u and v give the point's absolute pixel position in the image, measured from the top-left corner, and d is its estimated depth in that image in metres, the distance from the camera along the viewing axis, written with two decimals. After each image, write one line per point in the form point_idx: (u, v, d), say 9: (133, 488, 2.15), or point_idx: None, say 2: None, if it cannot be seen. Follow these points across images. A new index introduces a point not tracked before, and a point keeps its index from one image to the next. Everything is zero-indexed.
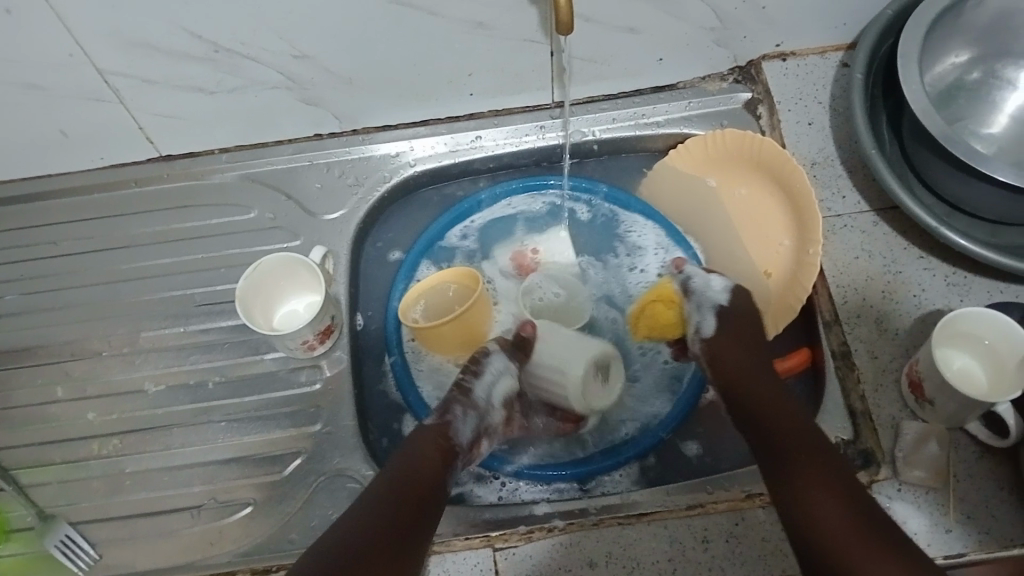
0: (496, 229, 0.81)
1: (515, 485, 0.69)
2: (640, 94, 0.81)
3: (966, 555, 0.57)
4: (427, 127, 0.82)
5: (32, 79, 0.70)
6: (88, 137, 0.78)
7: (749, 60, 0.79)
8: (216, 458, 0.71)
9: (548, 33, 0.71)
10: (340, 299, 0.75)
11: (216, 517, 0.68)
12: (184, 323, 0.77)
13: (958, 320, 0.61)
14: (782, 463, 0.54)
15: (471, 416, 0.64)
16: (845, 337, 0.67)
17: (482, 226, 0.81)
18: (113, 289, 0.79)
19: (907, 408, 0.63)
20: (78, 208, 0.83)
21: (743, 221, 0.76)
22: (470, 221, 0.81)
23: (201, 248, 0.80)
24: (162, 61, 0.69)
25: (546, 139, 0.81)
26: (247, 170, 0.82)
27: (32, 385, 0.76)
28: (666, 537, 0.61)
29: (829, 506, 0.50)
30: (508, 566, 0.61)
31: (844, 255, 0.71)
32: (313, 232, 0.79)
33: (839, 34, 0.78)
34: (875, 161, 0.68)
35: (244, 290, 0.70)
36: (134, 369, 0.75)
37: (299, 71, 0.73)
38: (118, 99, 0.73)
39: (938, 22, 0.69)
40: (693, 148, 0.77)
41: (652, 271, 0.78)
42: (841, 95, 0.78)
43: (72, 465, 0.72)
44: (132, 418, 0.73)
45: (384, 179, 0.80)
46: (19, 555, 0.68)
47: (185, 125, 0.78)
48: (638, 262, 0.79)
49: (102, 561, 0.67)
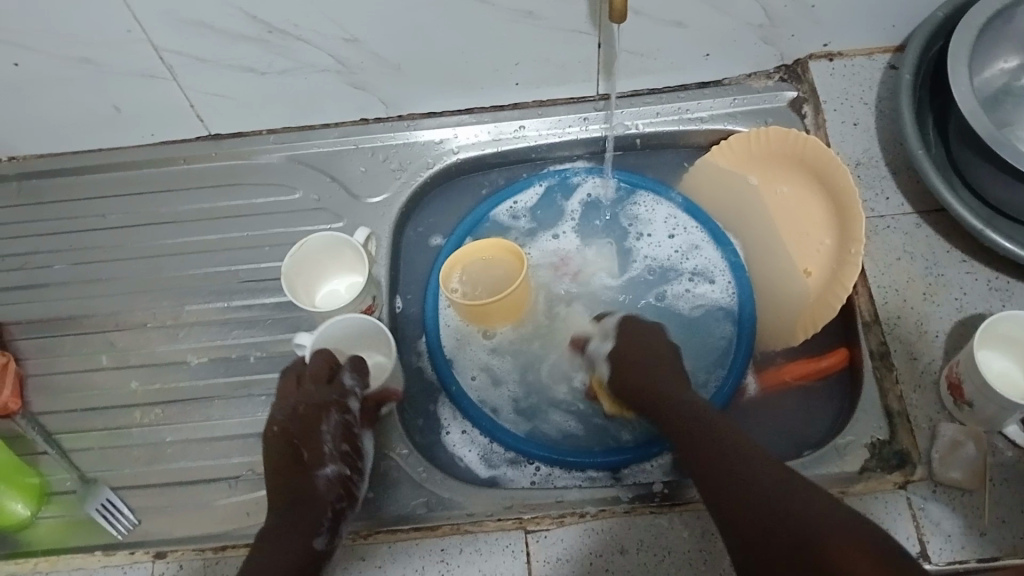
0: (543, 207, 0.82)
1: (548, 471, 0.70)
2: (684, 89, 0.81)
3: (999, 559, 0.57)
4: (472, 115, 0.83)
5: (91, 54, 0.72)
6: (140, 113, 0.80)
7: (795, 59, 0.80)
8: (254, 431, 0.72)
9: (597, 25, 0.71)
10: (381, 280, 0.76)
11: (252, 489, 0.69)
12: (227, 299, 0.78)
13: (1001, 323, 0.61)
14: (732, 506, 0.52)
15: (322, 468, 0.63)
16: (884, 337, 0.67)
17: (530, 205, 0.82)
18: (159, 263, 0.81)
19: (944, 410, 0.63)
20: (125, 183, 0.85)
21: (784, 220, 0.76)
22: (514, 201, 0.81)
23: (246, 226, 0.82)
24: (218, 41, 0.71)
25: (589, 131, 0.81)
26: (293, 151, 0.84)
27: (77, 354, 0.77)
28: (698, 527, 0.61)
29: (773, 520, 0.49)
30: (539, 548, 0.61)
31: (885, 256, 0.71)
32: (356, 214, 0.80)
33: (887, 36, 0.78)
34: (920, 160, 0.68)
35: (295, 259, 0.72)
36: (177, 341, 0.77)
37: (349, 55, 0.74)
38: (172, 76, 0.75)
39: (990, 24, 0.69)
40: (736, 145, 0.77)
41: (683, 267, 0.78)
42: (887, 97, 0.78)
43: (113, 433, 0.73)
44: (174, 389, 0.75)
45: (427, 165, 0.81)
46: (58, 518, 0.69)
47: (234, 105, 0.80)
48: (668, 258, 0.79)
49: (140, 527, 0.68)
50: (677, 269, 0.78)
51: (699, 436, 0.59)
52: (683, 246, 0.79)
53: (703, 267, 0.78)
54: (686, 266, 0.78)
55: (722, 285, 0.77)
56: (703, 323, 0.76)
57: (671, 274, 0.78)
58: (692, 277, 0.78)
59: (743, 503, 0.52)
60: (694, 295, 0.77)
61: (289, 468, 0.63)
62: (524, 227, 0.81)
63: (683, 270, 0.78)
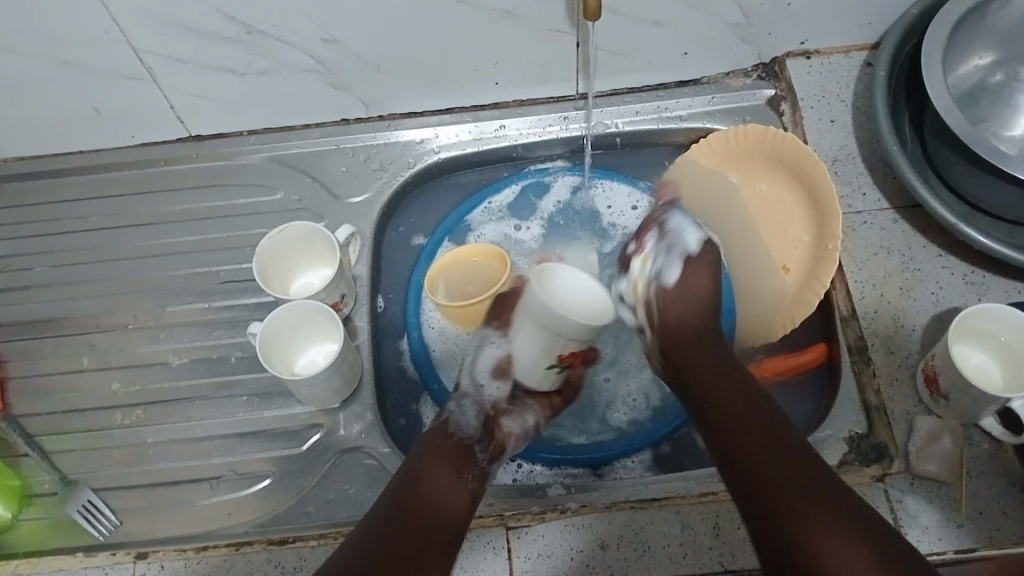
0: (516, 207, 0.82)
1: (530, 468, 0.70)
2: (663, 88, 0.82)
3: (976, 550, 0.57)
4: (452, 115, 0.83)
5: (71, 55, 0.72)
6: (121, 114, 0.80)
7: (773, 57, 0.80)
8: (235, 432, 0.72)
9: (575, 24, 0.72)
10: (362, 279, 0.77)
11: (234, 489, 0.69)
12: (208, 300, 0.78)
13: (975, 316, 0.61)
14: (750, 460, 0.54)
15: (467, 405, 0.66)
16: (862, 332, 0.68)
17: (506, 205, 0.81)
18: (141, 264, 0.81)
19: (921, 403, 0.64)
20: (108, 185, 0.85)
21: (762, 216, 0.76)
22: (490, 201, 0.81)
23: (227, 227, 0.82)
24: (197, 41, 0.71)
25: (569, 130, 0.82)
26: (274, 152, 0.84)
27: (58, 355, 0.77)
28: (678, 522, 0.61)
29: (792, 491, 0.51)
30: (520, 545, 0.61)
31: (862, 251, 0.72)
32: (338, 214, 0.80)
33: (863, 34, 0.79)
34: (895, 155, 0.69)
35: (273, 243, 0.72)
36: (158, 342, 0.77)
37: (329, 55, 0.74)
38: (152, 77, 0.75)
39: (963, 22, 0.70)
40: (716, 143, 0.77)
41: None
42: (863, 94, 0.79)
43: (95, 434, 0.73)
44: (154, 390, 0.75)
45: (408, 165, 0.82)
46: (39, 520, 0.69)
47: (215, 106, 0.80)
48: None
49: (121, 528, 0.68)
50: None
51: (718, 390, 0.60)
52: None
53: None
54: None
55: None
56: None
57: None
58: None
59: (745, 435, 0.55)
60: None
61: (429, 481, 0.59)
62: (495, 222, 0.80)
63: None
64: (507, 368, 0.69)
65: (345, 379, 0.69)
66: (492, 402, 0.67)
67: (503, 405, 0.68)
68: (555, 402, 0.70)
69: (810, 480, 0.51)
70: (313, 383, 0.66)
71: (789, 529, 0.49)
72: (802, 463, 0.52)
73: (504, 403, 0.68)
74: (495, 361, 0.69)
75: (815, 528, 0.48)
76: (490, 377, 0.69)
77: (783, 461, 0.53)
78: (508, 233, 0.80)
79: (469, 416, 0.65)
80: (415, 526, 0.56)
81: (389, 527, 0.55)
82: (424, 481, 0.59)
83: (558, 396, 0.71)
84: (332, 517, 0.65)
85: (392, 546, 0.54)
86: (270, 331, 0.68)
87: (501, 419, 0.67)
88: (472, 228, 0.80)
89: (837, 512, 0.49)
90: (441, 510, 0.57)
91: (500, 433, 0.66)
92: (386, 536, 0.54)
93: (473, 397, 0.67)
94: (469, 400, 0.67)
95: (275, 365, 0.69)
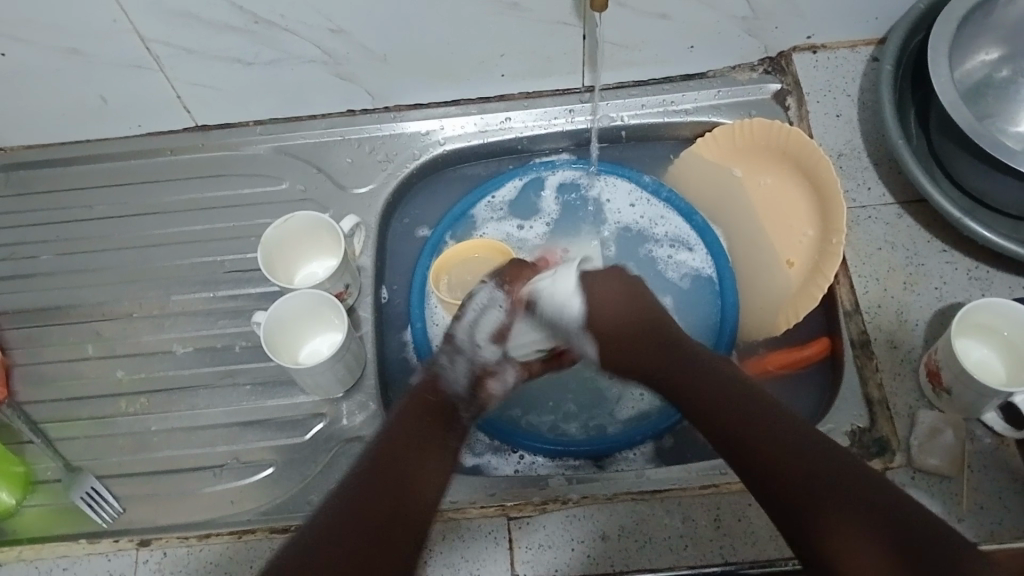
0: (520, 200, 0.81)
1: (531, 459, 0.71)
2: (669, 82, 0.82)
3: (977, 544, 0.57)
4: (458, 107, 0.83)
5: (78, 44, 0.72)
6: (127, 104, 0.80)
7: (780, 52, 0.80)
8: (238, 420, 0.72)
9: (581, 16, 0.72)
10: (366, 270, 0.77)
11: (237, 477, 0.69)
12: (213, 289, 0.79)
13: (978, 310, 0.61)
14: (760, 446, 0.50)
15: (459, 361, 0.66)
16: (865, 326, 0.68)
17: (508, 201, 0.81)
18: (146, 253, 0.81)
19: (923, 398, 0.64)
20: (114, 174, 0.85)
21: (767, 210, 0.76)
22: (492, 196, 0.80)
23: (232, 217, 0.82)
24: (203, 31, 0.71)
25: (574, 123, 0.82)
26: (279, 142, 0.84)
27: (63, 343, 0.77)
28: (679, 513, 0.61)
29: (813, 480, 0.47)
30: (522, 535, 0.62)
31: (866, 246, 0.72)
32: (343, 205, 0.80)
33: (870, 29, 0.78)
34: (900, 150, 0.69)
35: (278, 232, 0.72)
36: (163, 331, 0.77)
37: (335, 46, 0.74)
38: (159, 67, 0.75)
39: (971, 17, 0.70)
40: (720, 137, 0.77)
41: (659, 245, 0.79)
42: (869, 89, 0.79)
43: (99, 422, 0.74)
44: (158, 379, 0.75)
45: (413, 157, 0.82)
46: (44, 506, 0.69)
47: (221, 96, 0.80)
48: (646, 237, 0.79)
49: (125, 515, 0.69)
50: (654, 240, 0.79)
51: (701, 389, 0.57)
52: (662, 225, 0.79)
53: (676, 235, 0.78)
54: (660, 234, 0.79)
55: (701, 255, 0.77)
56: (694, 295, 0.76)
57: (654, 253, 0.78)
58: (670, 245, 0.78)
59: (749, 425, 0.52)
60: (675, 262, 0.78)
61: (402, 462, 0.56)
62: (497, 221, 0.80)
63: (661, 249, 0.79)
64: (506, 334, 0.68)
65: (349, 369, 0.69)
66: (483, 363, 0.66)
67: (490, 367, 0.67)
68: (534, 368, 0.70)
69: (818, 465, 0.47)
70: (316, 373, 0.66)
71: (814, 530, 0.45)
72: (806, 449, 0.49)
73: (493, 364, 0.67)
74: (495, 324, 0.68)
75: (828, 518, 0.45)
76: (489, 341, 0.67)
77: (802, 452, 0.49)
78: (512, 233, 0.80)
79: (458, 372, 0.65)
80: (384, 509, 0.52)
81: (360, 511, 0.52)
82: (395, 462, 0.56)
83: (538, 363, 0.70)
84: None
85: (360, 515, 0.51)
86: (274, 320, 0.68)
87: (488, 379, 0.66)
88: (475, 226, 0.80)
89: (854, 500, 0.45)
90: (413, 492, 0.55)
91: (485, 393, 0.66)
92: (358, 519, 0.51)
93: (467, 354, 0.66)
94: (463, 357, 0.66)
95: (279, 353, 0.69)
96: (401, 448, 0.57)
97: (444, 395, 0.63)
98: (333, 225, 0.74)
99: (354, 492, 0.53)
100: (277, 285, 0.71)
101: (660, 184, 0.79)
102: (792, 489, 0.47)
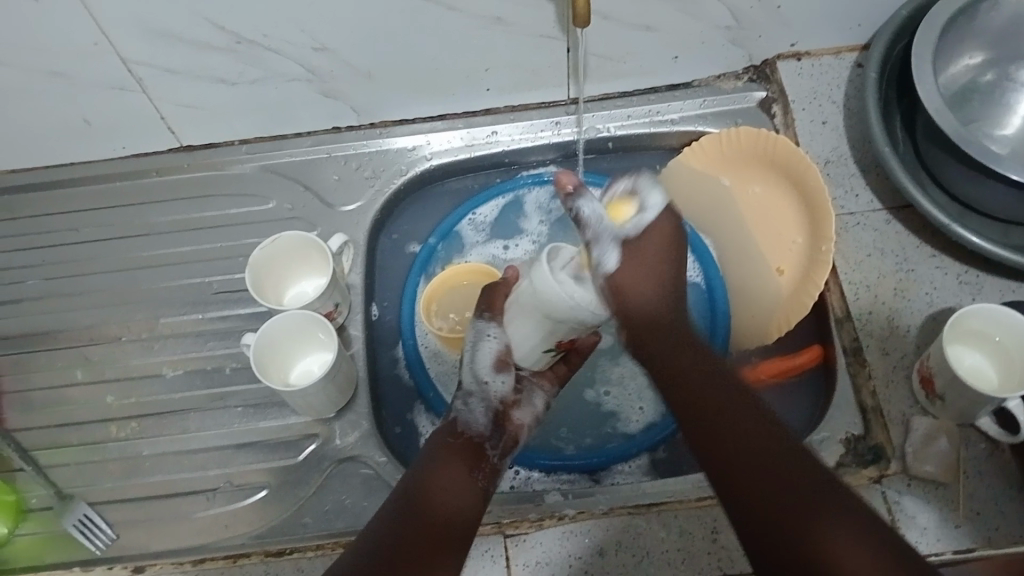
0: (508, 212, 0.81)
1: (527, 474, 0.70)
2: (655, 92, 0.82)
3: (974, 550, 0.57)
4: (444, 122, 0.83)
5: (60, 67, 0.71)
6: (111, 126, 0.80)
7: (764, 60, 0.80)
8: (231, 443, 0.72)
9: (565, 29, 0.72)
10: (356, 288, 0.76)
11: (231, 500, 0.69)
12: (202, 311, 0.78)
13: (969, 316, 0.61)
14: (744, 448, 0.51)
15: (474, 404, 0.64)
16: (857, 334, 0.68)
17: (492, 221, 0.81)
18: (134, 275, 0.81)
19: (917, 404, 0.64)
20: (99, 197, 0.85)
21: (755, 218, 0.76)
22: (475, 214, 0.81)
23: (220, 237, 0.81)
24: (186, 51, 0.71)
25: (561, 135, 0.82)
26: (266, 161, 0.84)
27: (52, 368, 0.77)
28: (676, 526, 0.61)
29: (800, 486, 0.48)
30: (518, 553, 0.61)
31: (856, 253, 0.72)
32: (331, 222, 0.80)
33: (853, 35, 0.79)
34: (887, 157, 0.69)
35: (266, 251, 0.72)
36: (152, 354, 0.77)
37: (319, 64, 0.74)
38: (142, 88, 0.75)
39: (954, 22, 0.70)
40: (708, 147, 0.77)
41: None
42: (854, 96, 0.79)
43: (89, 448, 0.73)
44: (148, 403, 0.75)
45: (401, 172, 0.82)
46: (35, 534, 0.69)
47: (206, 116, 0.80)
48: None
49: (118, 541, 0.68)
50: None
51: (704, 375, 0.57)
52: None
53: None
54: None
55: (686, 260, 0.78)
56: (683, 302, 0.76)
57: None
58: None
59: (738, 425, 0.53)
60: None
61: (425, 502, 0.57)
62: (481, 243, 0.80)
63: None
64: (508, 360, 0.65)
65: (340, 389, 0.69)
66: (500, 396, 0.65)
67: (510, 398, 0.65)
68: (560, 372, 0.69)
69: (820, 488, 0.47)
70: (308, 394, 0.66)
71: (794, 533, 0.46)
72: (800, 464, 0.49)
73: (512, 395, 0.65)
74: (493, 354, 0.65)
75: (822, 534, 0.45)
76: (492, 371, 0.65)
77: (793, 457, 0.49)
78: (498, 254, 0.80)
79: (478, 414, 0.64)
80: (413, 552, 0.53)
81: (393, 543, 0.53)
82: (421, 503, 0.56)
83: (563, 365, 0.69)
84: (330, 527, 0.65)
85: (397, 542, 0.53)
86: (264, 337, 0.68)
87: (512, 412, 0.65)
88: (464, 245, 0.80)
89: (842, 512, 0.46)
90: (446, 514, 0.56)
91: (511, 424, 0.65)
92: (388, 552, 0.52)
93: (479, 394, 0.65)
94: (475, 398, 0.64)
95: (269, 375, 0.69)
96: (429, 484, 0.58)
97: (466, 436, 0.63)
98: (320, 244, 0.74)
99: (385, 536, 0.54)
100: (266, 306, 0.71)
101: None
102: (783, 499, 0.47)
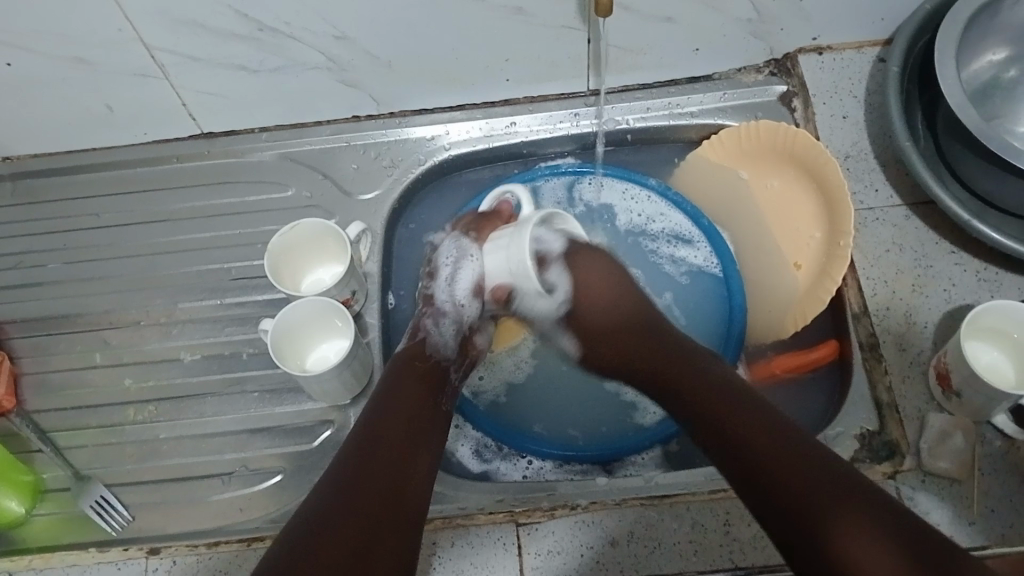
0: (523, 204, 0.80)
1: (539, 465, 0.70)
2: (674, 85, 0.82)
3: (988, 548, 0.57)
4: (463, 111, 0.83)
5: (83, 54, 0.72)
6: (133, 112, 0.80)
7: (785, 53, 0.80)
8: (247, 427, 0.72)
9: (586, 20, 0.72)
10: (371, 276, 0.77)
11: (245, 485, 0.69)
12: (220, 296, 0.79)
13: (987, 313, 0.61)
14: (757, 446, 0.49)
15: (445, 322, 0.68)
16: (873, 329, 0.67)
17: None
18: (153, 261, 0.81)
19: (933, 400, 0.63)
20: (120, 182, 0.85)
21: (774, 211, 0.76)
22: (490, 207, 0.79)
23: (238, 224, 0.82)
24: (207, 39, 0.71)
25: (579, 127, 0.82)
26: (285, 149, 0.84)
27: (71, 351, 0.78)
28: (688, 518, 0.61)
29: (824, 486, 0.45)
30: (531, 541, 0.61)
31: (874, 248, 0.71)
32: (349, 211, 0.80)
33: (875, 29, 0.78)
34: (908, 152, 0.68)
35: (286, 238, 0.72)
36: (171, 339, 0.77)
37: (339, 53, 0.74)
38: (164, 75, 0.75)
39: (978, 17, 0.69)
40: (726, 140, 0.77)
41: (664, 247, 0.79)
42: (875, 90, 0.79)
43: (107, 430, 0.74)
44: (167, 387, 0.75)
45: (419, 162, 0.82)
46: (53, 515, 0.69)
47: (226, 104, 0.80)
48: (650, 239, 0.79)
49: (135, 523, 0.69)
50: (652, 236, 0.79)
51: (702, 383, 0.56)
52: (671, 228, 0.79)
53: (674, 231, 0.78)
54: (659, 232, 0.79)
55: (704, 252, 0.78)
56: (696, 294, 0.77)
57: (660, 253, 0.79)
58: (668, 241, 0.79)
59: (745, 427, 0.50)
60: (677, 259, 0.78)
61: (381, 471, 0.51)
62: None
63: (665, 251, 0.79)
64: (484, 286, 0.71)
65: (357, 375, 0.69)
66: (468, 320, 0.70)
67: (474, 324, 0.70)
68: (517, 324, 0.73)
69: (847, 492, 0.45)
70: (323, 381, 0.66)
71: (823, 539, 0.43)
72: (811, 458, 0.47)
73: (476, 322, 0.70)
74: (472, 278, 0.71)
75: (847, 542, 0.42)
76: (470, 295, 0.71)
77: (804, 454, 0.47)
78: None
79: (447, 336, 0.67)
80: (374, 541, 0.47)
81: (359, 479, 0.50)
82: (375, 471, 0.51)
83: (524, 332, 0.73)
84: None
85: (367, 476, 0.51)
86: (282, 325, 0.68)
87: (473, 339, 0.70)
88: None
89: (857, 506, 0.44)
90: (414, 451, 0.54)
91: (471, 353, 0.69)
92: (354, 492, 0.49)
93: (452, 314, 0.69)
94: (448, 319, 0.69)
95: (286, 360, 0.69)
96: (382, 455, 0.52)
97: (435, 361, 0.64)
98: (339, 231, 0.74)
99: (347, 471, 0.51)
100: (285, 293, 0.71)
101: (666, 186, 0.79)
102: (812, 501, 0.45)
